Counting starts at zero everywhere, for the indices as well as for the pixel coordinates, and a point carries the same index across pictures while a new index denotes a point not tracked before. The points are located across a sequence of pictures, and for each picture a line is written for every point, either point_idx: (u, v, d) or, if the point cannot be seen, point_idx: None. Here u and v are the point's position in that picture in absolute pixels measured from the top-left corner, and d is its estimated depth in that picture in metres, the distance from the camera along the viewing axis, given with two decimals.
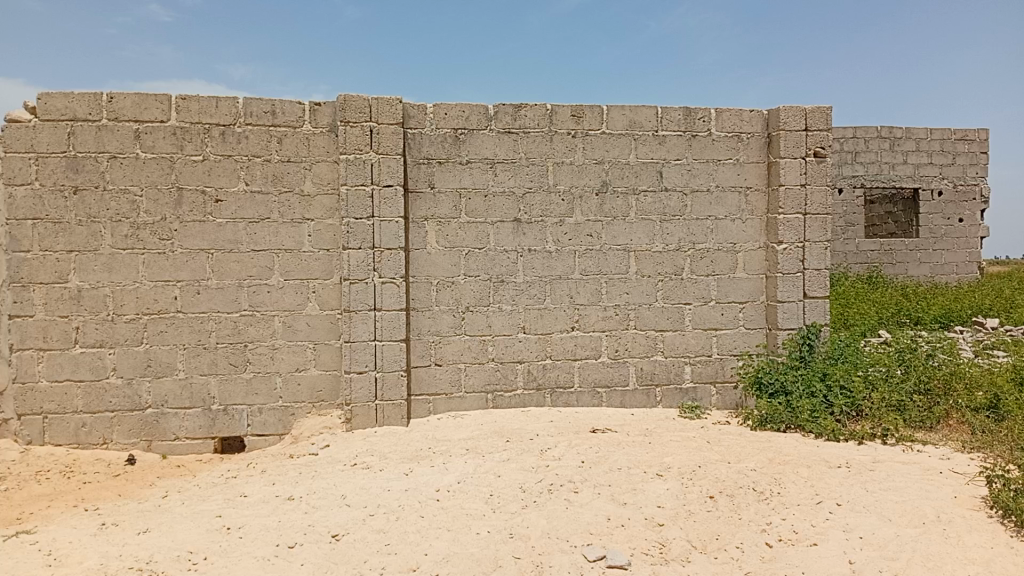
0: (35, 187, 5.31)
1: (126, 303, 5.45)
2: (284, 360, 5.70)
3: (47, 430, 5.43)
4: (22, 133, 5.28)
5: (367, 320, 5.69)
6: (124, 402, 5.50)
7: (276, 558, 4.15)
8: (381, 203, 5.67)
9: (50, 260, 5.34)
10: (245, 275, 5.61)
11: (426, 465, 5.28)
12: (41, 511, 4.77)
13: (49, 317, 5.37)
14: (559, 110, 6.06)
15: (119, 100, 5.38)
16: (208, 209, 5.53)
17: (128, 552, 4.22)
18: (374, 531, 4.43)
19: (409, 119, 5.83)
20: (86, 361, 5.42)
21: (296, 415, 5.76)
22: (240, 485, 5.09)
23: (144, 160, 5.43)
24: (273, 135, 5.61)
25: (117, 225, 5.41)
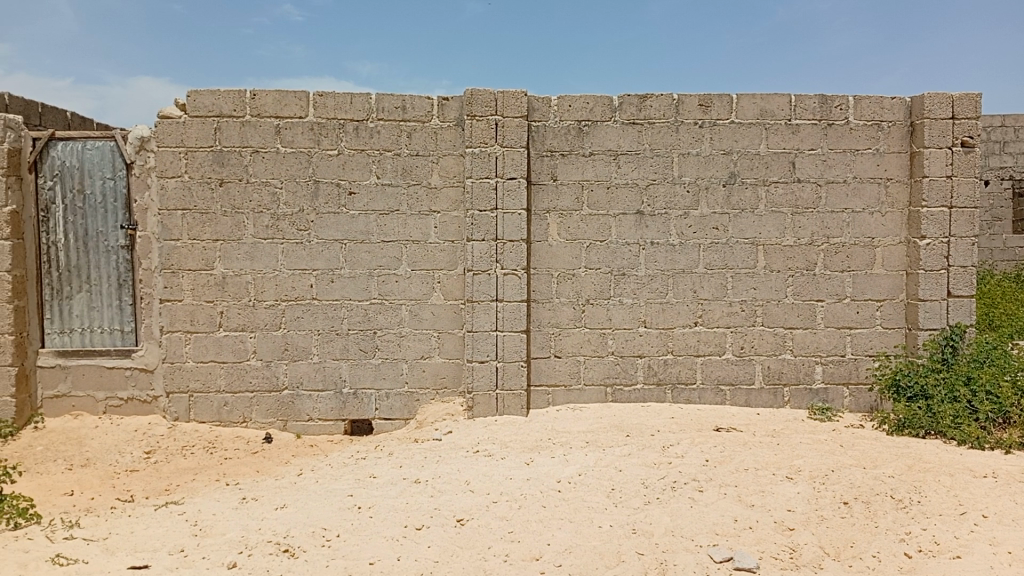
0: (185, 180, 5.66)
1: (266, 290, 5.75)
2: (410, 348, 5.86)
3: (193, 407, 5.79)
4: (173, 128, 5.64)
5: (489, 311, 5.77)
6: (263, 383, 5.80)
7: (404, 539, 4.28)
8: (505, 195, 5.72)
9: (198, 248, 5.69)
10: (375, 264, 5.80)
11: (546, 455, 5.30)
12: (188, 483, 5.12)
13: (197, 302, 5.72)
14: (686, 100, 5.92)
15: (261, 97, 5.66)
16: (342, 201, 5.75)
17: (267, 526, 4.46)
18: (497, 518, 4.49)
19: (534, 111, 5.84)
20: (229, 344, 5.76)
21: (421, 401, 5.91)
22: (369, 466, 5.28)
23: (284, 154, 5.70)
24: (402, 129, 5.76)
25: (259, 216, 5.71)
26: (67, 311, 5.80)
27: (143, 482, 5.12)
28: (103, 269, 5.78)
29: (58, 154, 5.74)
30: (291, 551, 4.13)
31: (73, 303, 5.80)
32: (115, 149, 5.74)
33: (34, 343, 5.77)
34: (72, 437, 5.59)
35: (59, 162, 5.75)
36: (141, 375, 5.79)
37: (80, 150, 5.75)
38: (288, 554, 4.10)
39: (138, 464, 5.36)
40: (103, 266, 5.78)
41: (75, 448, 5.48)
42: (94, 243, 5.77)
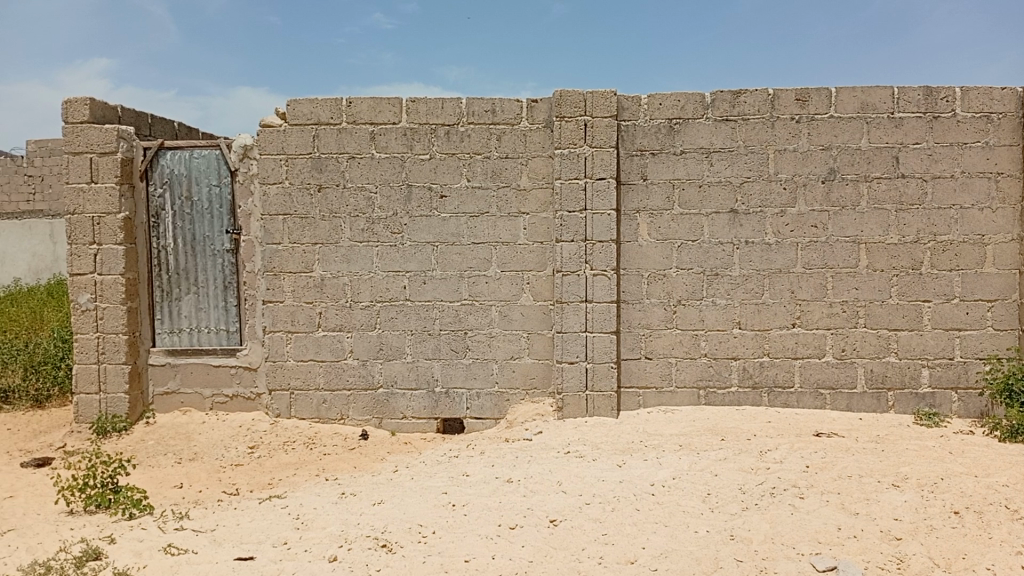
0: (286, 185, 5.88)
1: (362, 291, 5.90)
2: (501, 348, 5.91)
3: (294, 404, 6.00)
4: (274, 136, 5.87)
5: (579, 312, 5.75)
6: (359, 381, 5.96)
7: (499, 538, 4.31)
8: (594, 195, 5.70)
9: (298, 252, 5.90)
10: (466, 266, 5.88)
11: (639, 458, 5.25)
12: (289, 478, 5.30)
13: (297, 303, 5.93)
14: (782, 95, 5.77)
15: (356, 104, 5.83)
16: (433, 204, 5.85)
17: (365, 521, 4.57)
18: (591, 520, 4.47)
19: (623, 110, 5.80)
20: (327, 344, 5.94)
21: (511, 401, 5.95)
22: (462, 464, 5.35)
23: (378, 159, 5.84)
24: (492, 132, 5.81)
25: (355, 220, 5.87)
26: (176, 312, 6.10)
27: (247, 476, 5.33)
28: (210, 271, 6.06)
29: (167, 163, 6.05)
30: (389, 547, 4.22)
31: (182, 304, 6.10)
32: (220, 157, 6.01)
33: (146, 343, 6.11)
34: (181, 432, 5.88)
35: (169, 170, 6.06)
36: (245, 372, 6.04)
37: (188, 159, 6.04)
38: (386, 549, 4.20)
39: (243, 459, 5.59)
40: (210, 269, 6.06)
41: (184, 443, 5.76)
42: (201, 247, 6.06)
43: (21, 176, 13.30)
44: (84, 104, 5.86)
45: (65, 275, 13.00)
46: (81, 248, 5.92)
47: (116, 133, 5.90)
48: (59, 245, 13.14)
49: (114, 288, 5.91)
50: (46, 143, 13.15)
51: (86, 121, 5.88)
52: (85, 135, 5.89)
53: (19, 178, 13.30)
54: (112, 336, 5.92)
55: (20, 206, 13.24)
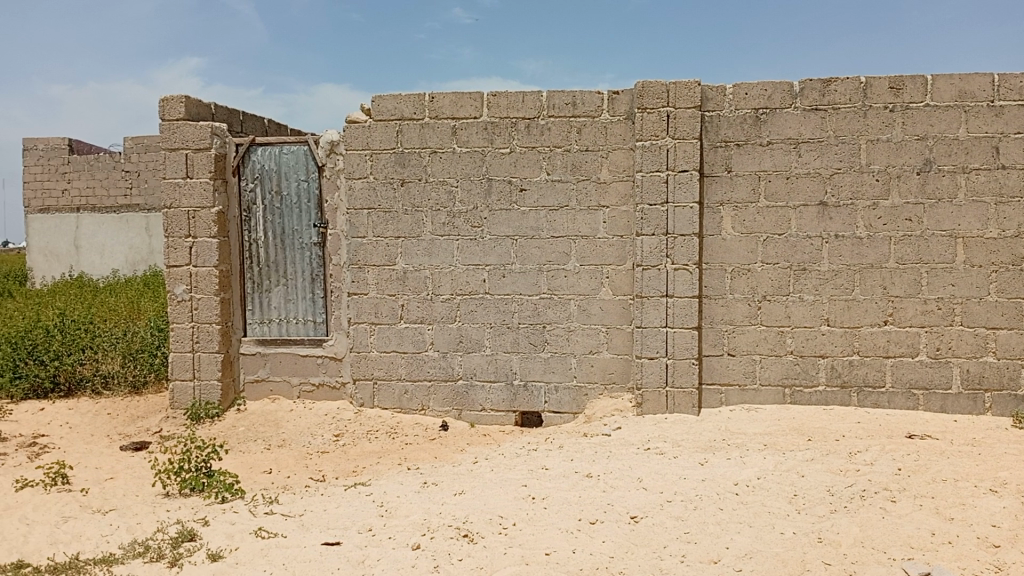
0: (370, 180, 6.00)
1: (443, 284, 5.99)
2: (579, 342, 5.90)
3: (377, 394, 6.13)
4: (359, 132, 5.99)
5: (659, 307, 5.69)
6: (440, 373, 6.05)
7: (579, 532, 4.31)
8: (676, 188, 5.63)
9: (381, 245, 6.02)
10: (545, 260, 5.89)
11: (721, 457, 5.17)
12: (373, 466, 5.43)
13: (380, 295, 6.05)
14: (874, 83, 5.57)
15: (439, 99, 5.90)
16: (514, 198, 5.88)
17: (447, 510, 4.64)
18: (673, 517, 4.43)
19: (707, 101, 5.70)
20: (409, 335, 6.05)
21: (590, 396, 5.93)
22: (541, 457, 5.37)
23: (460, 153, 5.90)
24: (573, 125, 5.79)
25: (437, 214, 5.96)
26: (266, 303, 6.31)
27: (332, 463, 5.49)
28: (298, 264, 6.25)
29: (258, 159, 6.25)
30: (471, 537, 4.28)
31: (272, 296, 6.31)
32: (308, 153, 6.18)
33: (238, 332, 6.34)
34: (270, 419, 6.09)
35: (259, 166, 6.26)
36: (331, 362, 6.21)
37: (277, 155, 6.22)
38: (468, 539, 4.25)
39: (328, 446, 5.75)
40: (298, 261, 6.24)
41: (273, 430, 5.96)
42: (290, 240, 6.24)
43: (119, 172, 13.72)
44: (180, 102, 6.11)
45: (162, 268, 13.63)
46: (177, 241, 6.18)
47: (210, 130, 6.12)
48: (154, 238, 13.75)
49: (208, 280, 6.15)
50: (142, 140, 13.65)
51: (182, 119, 6.12)
52: (180, 132, 6.13)
53: (117, 173, 13.72)
54: (206, 326, 6.17)
55: (118, 200, 13.78)
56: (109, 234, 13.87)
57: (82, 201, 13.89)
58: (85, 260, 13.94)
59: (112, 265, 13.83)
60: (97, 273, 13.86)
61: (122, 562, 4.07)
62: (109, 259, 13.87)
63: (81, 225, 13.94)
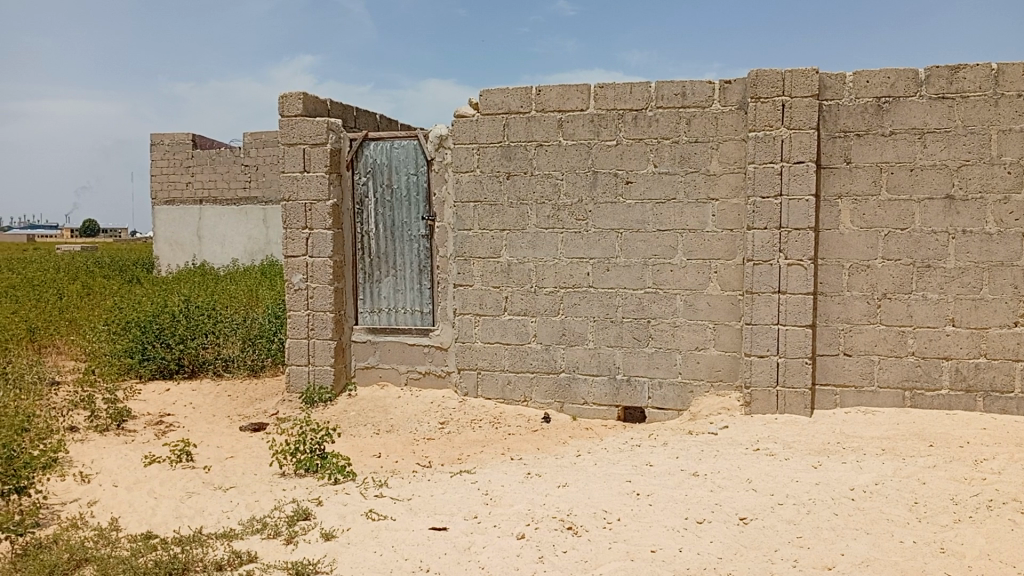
0: (477, 173, 6.08)
1: (546, 277, 6.00)
2: (685, 338, 5.79)
3: (481, 384, 6.22)
4: (466, 126, 6.09)
5: (771, 304, 5.52)
6: (543, 365, 6.07)
7: (686, 531, 4.23)
8: (791, 181, 5.44)
9: (487, 237, 6.09)
10: (651, 253, 5.80)
11: (836, 460, 4.97)
12: (477, 454, 5.50)
13: (485, 287, 6.12)
14: (1007, 69, 5.23)
15: (545, 92, 5.91)
16: (620, 190, 5.82)
17: (551, 502, 4.64)
18: (784, 521, 4.28)
19: (825, 90, 5.47)
20: (513, 327, 6.10)
21: (695, 393, 5.83)
22: (645, 454, 5.31)
23: (566, 146, 5.89)
24: (682, 116, 5.68)
25: (542, 207, 5.97)
26: (376, 293, 6.50)
27: (438, 450, 5.59)
28: (407, 255, 6.40)
29: (370, 153, 6.44)
30: (575, 529, 4.27)
31: (382, 286, 6.48)
32: (418, 147, 6.32)
33: (350, 320, 6.56)
34: (379, 406, 6.28)
35: (372, 160, 6.44)
36: (436, 352, 6.34)
37: (389, 149, 6.39)
38: (572, 532, 4.24)
39: (434, 434, 5.86)
40: (407, 253, 6.39)
41: (381, 415, 6.14)
42: (399, 232, 6.40)
43: (238, 165, 14.42)
44: (297, 98, 6.35)
45: (280, 258, 14.33)
46: (294, 232, 6.43)
47: (326, 125, 6.34)
48: (272, 229, 14.43)
49: (322, 270, 6.38)
50: (261, 135, 14.35)
51: (300, 115, 6.36)
52: (298, 127, 6.37)
53: (236, 167, 14.42)
54: (320, 314, 6.41)
55: (237, 192, 14.49)
56: (229, 225, 14.62)
57: (205, 193, 14.66)
58: (208, 249, 14.79)
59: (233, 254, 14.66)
60: (220, 261, 14.72)
61: (242, 538, 4.28)
62: (230, 249, 14.65)
63: (203, 217, 14.73)
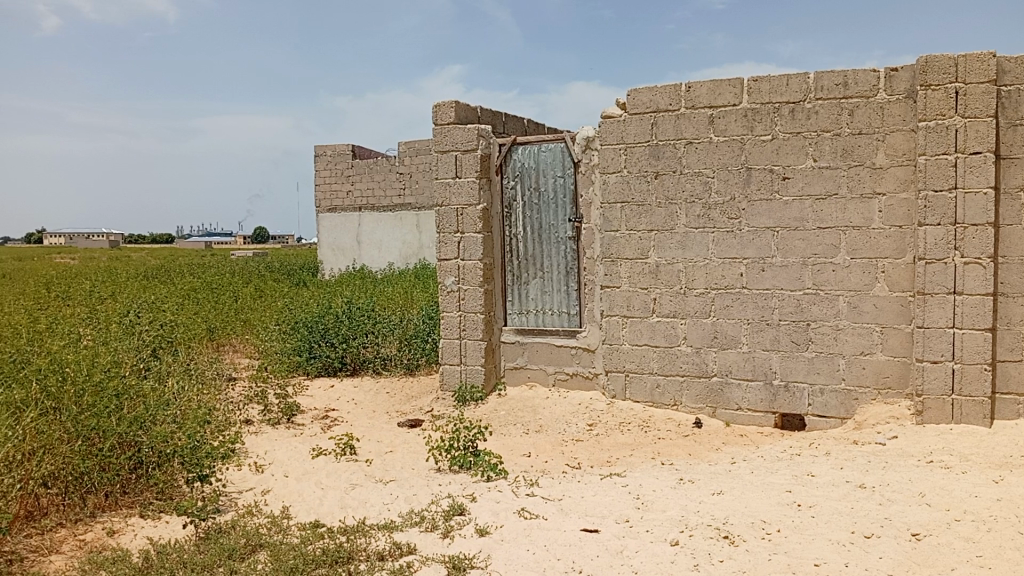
0: (624, 174, 6.04)
1: (697, 278, 5.85)
2: (849, 342, 5.46)
3: (629, 387, 6.15)
4: (614, 126, 6.06)
5: (945, 306, 5.10)
6: (693, 368, 5.93)
7: (852, 545, 3.95)
8: (966, 172, 5.02)
9: (634, 238, 6.03)
10: (810, 253, 5.52)
11: (1022, 475, 4.51)
12: (626, 458, 5.44)
13: (633, 289, 6.06)
14: None
15: (696, 88, 5.77)
16: (775, 187, 5.58)
17: (706, 510, 4.50)
18: (962, 539, 3.93)
19: (1004, 74, 5.02)
20: (662, 329, 5.99)
21: (860, 400, 5.48)
22: (806, 464, 5.05)
23: (717, 143, 5.73)
24: (844, 107, 5.37)
25: (692, 206, 5.84)
26: (525, 294, 6.61)
27: (587, 452, 5.58)
28: (554, 257, 6.47)
29: (519, 157, 6.56)
30: (731, 539, 4.10)
31: (530, 288, 6.59)
32: (565, 150, 6.36)
33: (499, 321, 6.72)
34: (528, 406, 6.37)
35: (520, 164, 6.56)
36: (584, 353, 6.36)
37: (536, 153, 6.48)
38: (728, 541, 4.08)
39: (583, 435, 5.85)
40: (554, 255, 6.46)
41: (530, 416, 6.22)
42: (547, 234, 6.48)
43: (394, 174, 15.12)
44: (450, 107, 6.55)
45: (432, 262, 14.78)
46: (447, 236, 6.64)
47: (476, 131, 6.50)
48: (424, 234, 14.93)
49: (473, 272, 6.55)
50: (415, 145, 15.01)
51: (453, 123, 6.56)
52: (451, 135, 6.58)
53: (392, 175, 15.11)
54: (471, 315, 6.58)
55: (393, 200, 15.18)
56: (386, 231, 15.32)
57: (364, 201, 15.47)
58: (367, 254, 15.53)
59: (388, 258, 15.28)
60: (377, 265, 15.38)
61: (401, 530, 4.47)
62: (386, 253, 15.31)
63: (363, 223, 15.55)
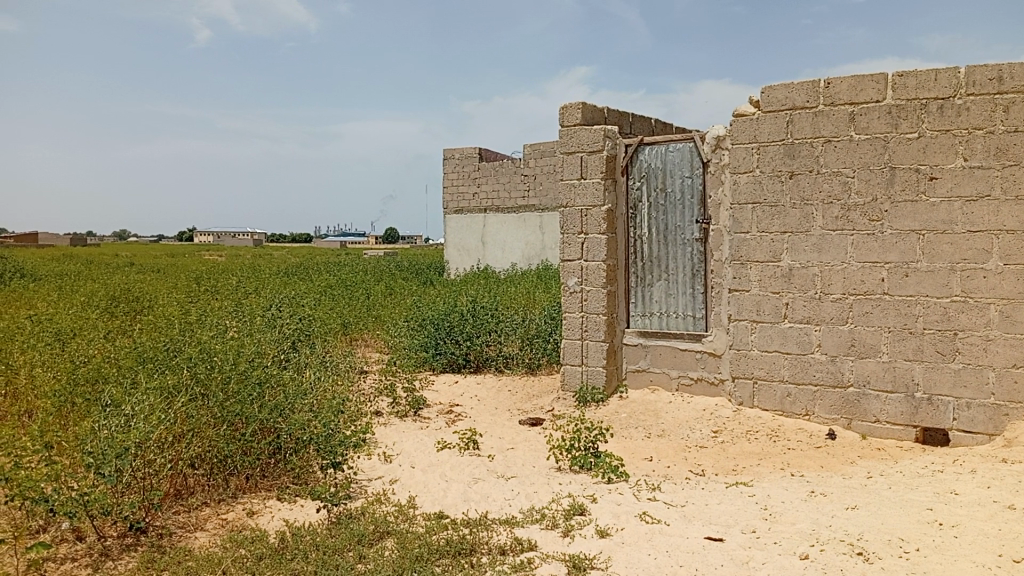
0: (757, 174, 5.85)
1: (833, 282, 5.58)
2: (1000, 354, 5.06)
3: (757, 394, 5.95)
4: (747, 125, 5.88)
5: None
6: (827, 377, 5.65)
7: (999, 569, 3.64)
8: None
9: (766, 240, 5.82)
10: (959, 257, 5.15)
11: None
12: (754, 467, 5.26)
13: (764, 293, 5.85)
14: None
15: (835, 85, 5.51)
16: (921, 187, 5.24)
17: (839, 524, 4.28)
18: None
19: None
20: (794, 336, 5.75)
21: (1012, 417, 5.06)
22: (950, 481, 4.70)
23: (858, 142, 5.44)
24: (998, 103, 4.99)
25: (829, 207, 5.57)
26: (649, 297, 6.54)
27: (712, 459, 5.43)
28: (680, 259, 6.35)
29: (646, 157, 6.49)
30: (866, 556, 3.87)
31: (654, 290, 6.51)
32: (694, 149, 6.24)
33: (621, 323, 6.68)
34: (650, 410, 6.28)
35: (646, 165, 6.49)
36: (710, 358, 6.21)
37: (664, 153, 6.40)
38: (863, 558, 3.85)
39: (707, 442, 5.70)
40: (680, 256, 6.35)
41: (653, 420, 6.12)
42: (672, 236, 6.38)
43: (519, 176, 15.32)
44: (577, 108, 6.57)
45: (555, 263, 14.85)
46: (571, 237, 6.66)
47: (603, 132, 6.49)
48: (547, 234, 15.02)
49: (597, 273, 6.54)
50: (540, 147, 15.15)
51: (579, 124, 6.58)
52: (577, 136, 6.59)
53: (518, 177, 15.32)
54: (594, 316, 6.57)
55: (517, 201, 15.39)
56: (511, 231, 15.54)
57: (490, 203, 15.76)
58: (491, 255, 15.80)
59: (512, 259, 15.48)
60: (500, 265, 15.62)
61: (522, 526, 4.52)
62: (510, 254, 15.53)
63: (488, 224, 15.84)
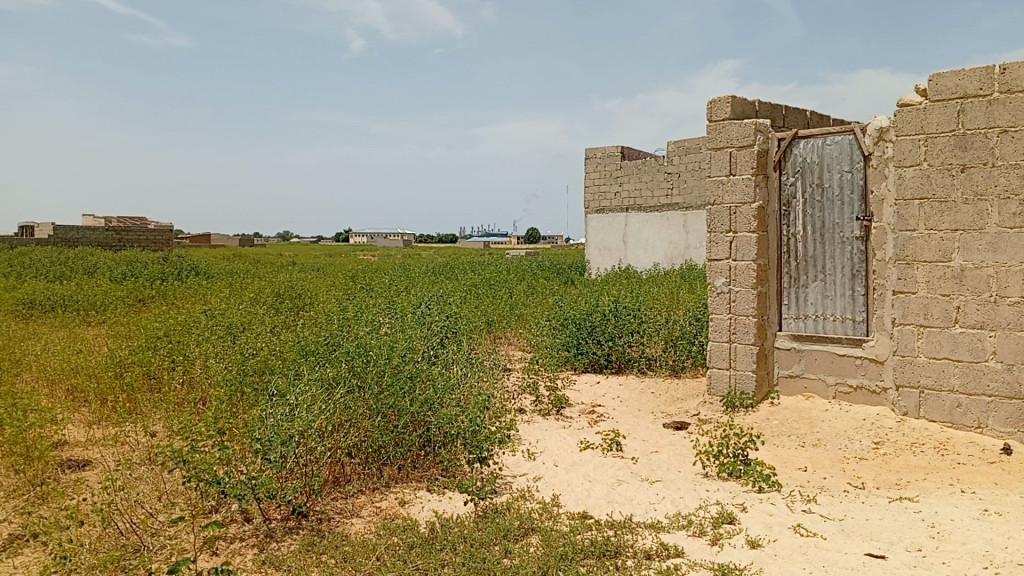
0: (924, 167, 5.42)
1: (1010, 284, 5.09)
2: None
3: (923, 404, 5.52)
4: (912, 115, 5.47)
5: None
6: (1003, 388, 5.16)
7: None
8: None
9: (935, 239, 5.39)
10: None
11: None
12: (919, 481, 4.88)
13: (932, 295, 5.42)
14: None
15: (1013, 70, 5.05)
16: None
17: (1017, 547, 3.88)
18: None
19: None
20: (965, 342, 5.29)
21: None
22: None
23: None
24: None
25: (1006, 203, 5.09)
26: (803, 298, 6.23)
27: (872, 471, 5.09)
28: (838, 259, 6.01)
29: (801, 151, 6.20)
30: None
31: (809, 291, 6.19)
32: (854, 143, 5.89)
33: (773, 326, 6.41)
34: (804, 417, 5.97)
35: (801, 159, 6.19)
36: (871, 364, 5.83)
37: (820, 147, 6.08)
38: None
39: (867, 453, 5.34)
40: (838, 256, 6.01)
41: (807, 428, 5.82)
42: (830, 234, 6.04)
43: (662, 174, 15.07)
44: (726, 103, 6.38)
45: (699, 263, 14.47)
46: (718, 235, 6.46)
47: (754, 126, 6.25)
48: (692, 233, 14.67)
49: (746, 273, 6.30)
50: (685, 143, 14.83)
51: (728, 119, 6.37)
52: (726, 131, 6.39)
53: (660, 175, 15.06)
54: (743, 318, 6.34)
55: (660, 200, 15.15)
56: (653, 231, 15.30)
57: (632, 202, 15.61)
58: (632, 254, 15.64)
59: (655, 258, 15.25)
60: (643, 265, 15.43)
61: (668, 531, 4.42)
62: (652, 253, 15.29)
63: (629, 223, 15.69)
